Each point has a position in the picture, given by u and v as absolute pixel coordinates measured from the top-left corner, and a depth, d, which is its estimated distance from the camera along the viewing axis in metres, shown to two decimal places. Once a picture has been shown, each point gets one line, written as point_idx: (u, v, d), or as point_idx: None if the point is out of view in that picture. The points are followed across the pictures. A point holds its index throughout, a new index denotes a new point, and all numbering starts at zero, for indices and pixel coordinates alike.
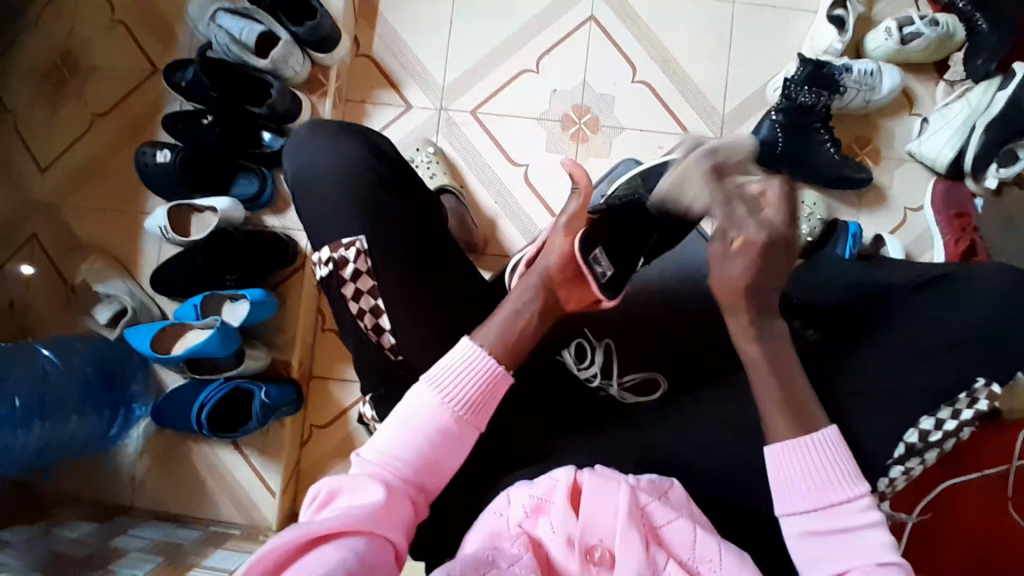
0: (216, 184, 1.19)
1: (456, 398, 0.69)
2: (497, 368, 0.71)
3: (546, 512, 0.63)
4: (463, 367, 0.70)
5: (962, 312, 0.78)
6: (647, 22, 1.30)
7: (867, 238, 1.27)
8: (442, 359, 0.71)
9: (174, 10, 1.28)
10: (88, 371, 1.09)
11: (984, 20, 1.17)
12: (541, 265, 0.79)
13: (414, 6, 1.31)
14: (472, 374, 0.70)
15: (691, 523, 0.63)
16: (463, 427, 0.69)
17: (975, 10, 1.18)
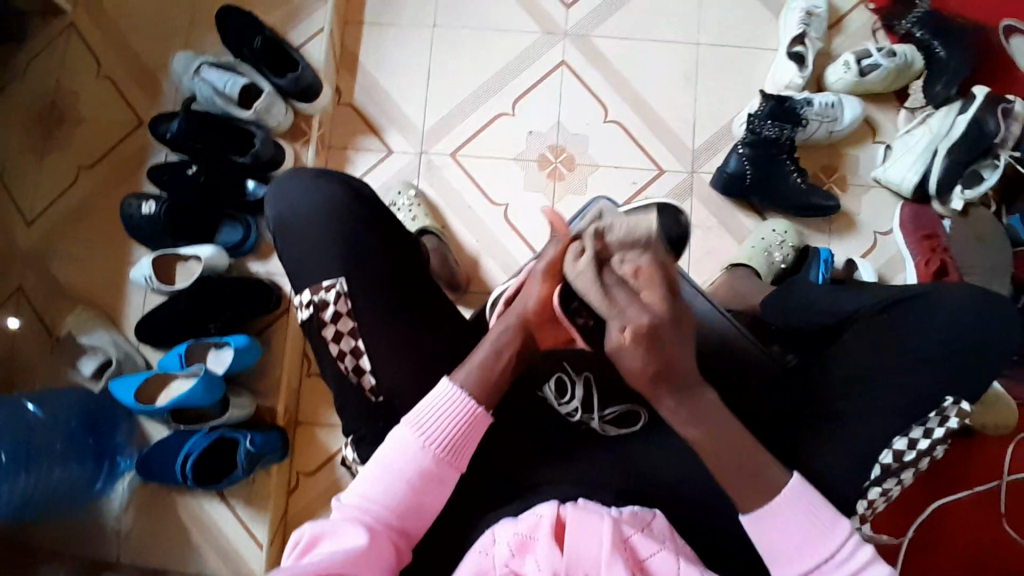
0: (200, 232, 1.21)
1: (435, 439, 0.71)
2: (475, 407, 0.72)
3: (531, 549, 0.63)
4: (441, 408, 0.72)
5: (934, 329, 0.78)
6: (616, 65, 1.35)
7: (839, 262, 1.30)
8: (422, 401, 0.72)
9: (159, 64, 1.32)
10: (72, 426, 1.09)
11: (941, 47, 1.28)
12: (519, 305, 0.77)
13: (392, 55, 1.36)
14: (450, 415, 0.72)
15: (674, 554, 0.63)
16: (443, 467, 0.71)
17: (932, 38, 1.29)
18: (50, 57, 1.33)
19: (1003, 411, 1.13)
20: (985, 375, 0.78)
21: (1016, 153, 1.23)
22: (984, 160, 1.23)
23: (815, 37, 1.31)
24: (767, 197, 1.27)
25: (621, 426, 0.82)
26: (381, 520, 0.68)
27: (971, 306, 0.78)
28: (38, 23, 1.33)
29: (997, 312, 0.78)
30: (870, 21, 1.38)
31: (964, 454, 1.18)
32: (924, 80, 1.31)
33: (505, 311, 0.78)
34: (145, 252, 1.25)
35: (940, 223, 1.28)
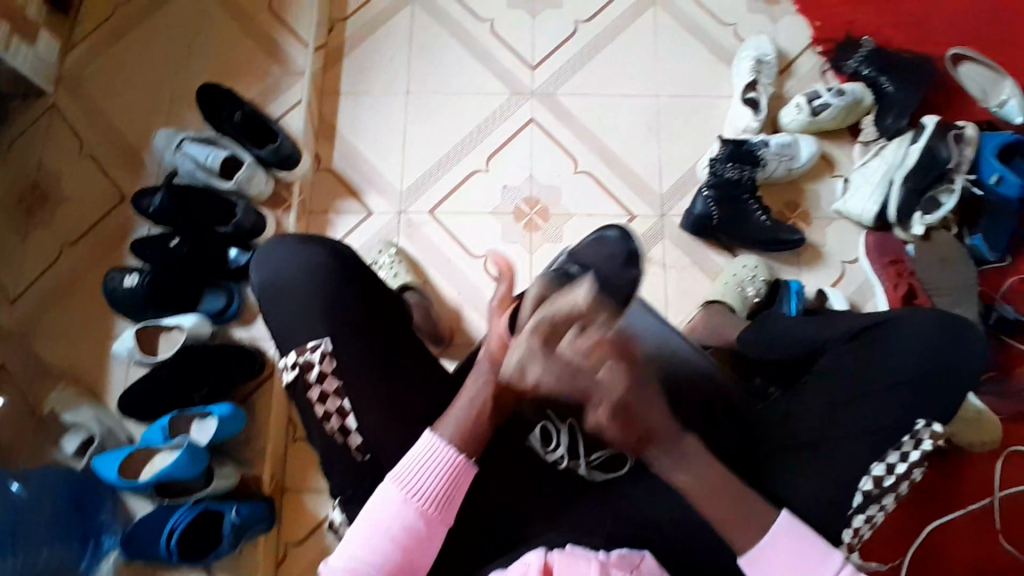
0: (183, 301, 1.22)
1: (420, 494, 0.71)
2: (458, 456, 0.73)
3: None
4: (424, 461, 0.73)
5: (900, 354, 0.81)
6: (582, 119, 1.43)
7: (811, 293, 1.34)
8: (405, 457, 0.73)
9: (141, 141, 1.36)
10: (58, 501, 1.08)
11: (889, 82, 1.37)
12: (485, 349, 0.80)
13: (368, 122, 1.42)
14: (433, 467, 0.72)
15: None
16: (430, 521, 0.71)
17: (880, 75, 1.38)
18: (34, 139, 1.37)
19: (989, 428, 1.16)
20: (958, 396, 0.79)
21: (972, 176, 1.30)
22: (941, 186, 1.29)
23: (766, 82, 1.40)
24: (735, 235, 1.32)
25: (606, 472, 0.83)
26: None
27: (934, 330, 0.81)
28: (23, 107, 1.38)
29: (962, 334, 0.80)
30: (818, 64, 1.45)
31: (954, 473, 1.19)
32: (873, 115, 1.38)
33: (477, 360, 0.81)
34: (128, 324, 1.25)
35: (903, 249, 1.32)
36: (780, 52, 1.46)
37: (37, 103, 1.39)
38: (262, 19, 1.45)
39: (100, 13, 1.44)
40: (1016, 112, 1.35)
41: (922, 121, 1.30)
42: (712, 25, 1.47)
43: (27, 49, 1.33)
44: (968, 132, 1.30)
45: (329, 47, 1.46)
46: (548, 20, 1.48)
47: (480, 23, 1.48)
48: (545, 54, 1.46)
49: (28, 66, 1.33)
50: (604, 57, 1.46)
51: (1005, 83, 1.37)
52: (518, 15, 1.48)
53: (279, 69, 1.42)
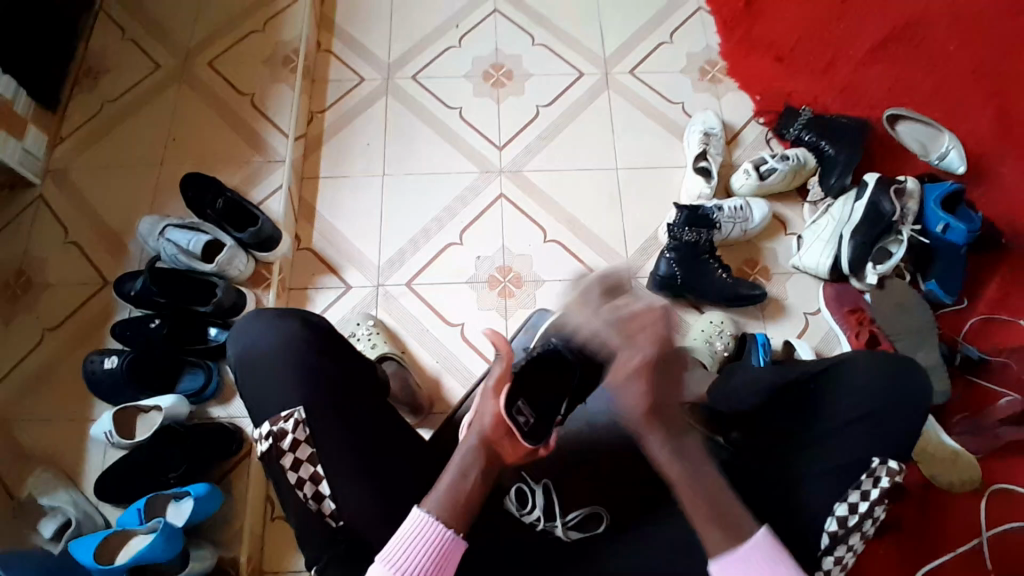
0: (163, 381, 1.24)
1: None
2: (449, 533, 0.71)
3: None
4: (414, 538, 0.71)
5: (848, 396, 0.86)
6: (547, 191, 1.52)
7: (777, 345, 1.38)
8: (394, 536, 0.71)
9: (126, 228, 1.42)
10: None
11: (829, 146, 1.49)
12: (476, 424, 0.78)
13: (346, 202, 1.50)
14: (421, 545, 0.70)
15: None
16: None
17: (819, 140, 1.50)
18: (18, 227, 1.41)
19: (966, 467, 1.18)
20: (916, 429, 0.82)
21: (918, 226, 1.37)
22: (888, 238, 1.37)
23: (715, 153, 1.51)
24: (700, 292, 1.38)
25: (583, 532, 0.85)
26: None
27: (876, 372, 0.86)
28: (8, 197, 1.44)
29: (905, 374, 0.85)
30: (762, 133, 1.59)
31: (937, 514, 1.19)
32: (817, 176, 1.49)
33: (468, 430, 0.79)
34: (105, 406, 1.25)
35: (861, 298, 1.40)
36: (726, 125, 1.60)
37: (23, 195, 1.44)
38: (244, 112, 1.55)
39: (88, 110, 1.53)
40: (957, 162, 1.47)
41: (866, 178, 1.40)
42: (661, 104, 1.61)
43: (15, 143, 1.39)
44: (909, 185, 1.37)
45: (308, 137, 1.57)
46: (512, 105, 1.61)
47: (449, 110, 1.60)
48: (511, 135, 1.58)
49: (15, 160, 1.39)
50: (565, 135, 1.58)
51: (944, 136, 1.49)
52: (484, 103, 1.61)
53: (261, 157, 1.50)
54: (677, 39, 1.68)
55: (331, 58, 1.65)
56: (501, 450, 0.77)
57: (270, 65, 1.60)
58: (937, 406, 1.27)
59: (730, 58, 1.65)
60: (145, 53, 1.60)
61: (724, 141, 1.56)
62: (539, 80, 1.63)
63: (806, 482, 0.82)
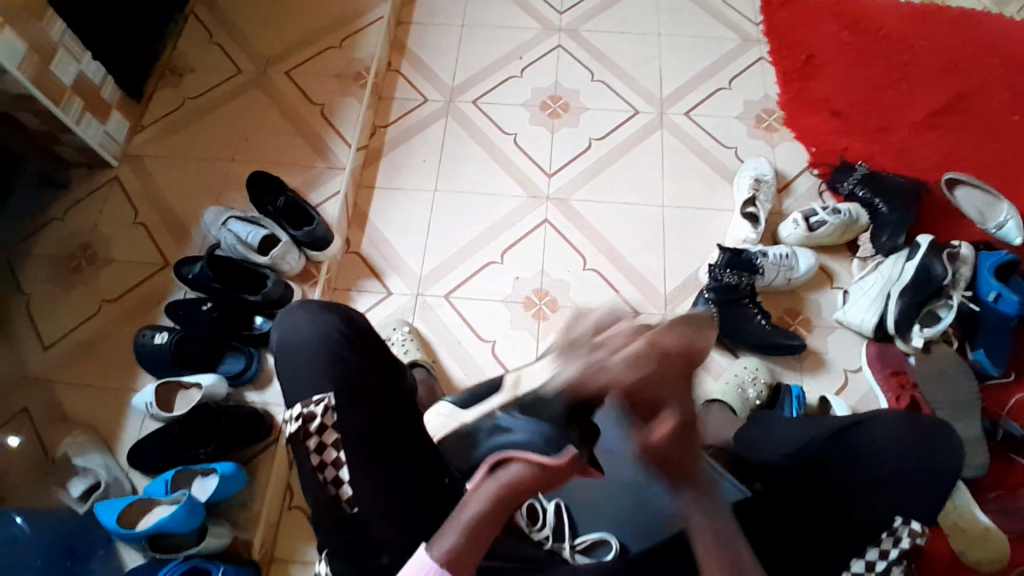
0: (206, 363, 1.29)
1: None
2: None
3: None
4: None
5: (870, 453, 0.84)
6: (591, 220, 1.55)
7: (812, 399, 1.35)
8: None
9: (191, 215, 1.51)
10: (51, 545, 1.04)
11: (883, 203, 1.47)
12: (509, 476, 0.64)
13: (396, 214, 1.56)
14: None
15: None
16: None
17: (873, 196, 1.48)
18: (93, 203, 1.53)
19: (998, 548, 1.11)
20: (930, 497, 0.83)
21: (969, 293, 1.32)
22: (937, 301, 1.33)
23: (764, 200, 1.51)
24: (735, 336, 1.36)
25: (589, 554, 0.91)
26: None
27: (909, 428, 0.85)
28: (86, 174, 1.56)
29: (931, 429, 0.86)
30: (815, 185, 1.58)
31: None
32: (869, 233, 1.47)
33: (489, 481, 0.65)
34: (149, 379, 1.31)
35: (905, 360, 1.34)
36: (777, 173, 1.59)
37: (102, 174, 1.56)
38: (313, 120, 1.64)
39: (169, 105, 1.66)
40: (1015, 232, 1.43)
41: (917, 241, 1.36)
42: (714, 147, 1.63)
43: (98, 125, 1.51)
44: (962, 250, 1.33)
45: (369, 149, 1.65)
46: (565, 135, 1.65)
47: (504, 134, 1.66)
48: (561, 164, 1.62)
49: (96, 141, 1.51)
50: (615, 168, 1.61)
51: (1002, 205, 1.44)
52: (539, 131, 1.66)
53: (323, 163, 1.58)
54: (734, 86, 1.71)
55: (398, 77, 1.75)
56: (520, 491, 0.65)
57: (341, 78, 1.70)
58: (973, 482, 1.22)
59: (787, 108, 1.66)
60: (231, 58, 1.72)
61: (775, 188, 1.56)
62: (594, 114, 1.68)
63: (823, 529, 0.81)
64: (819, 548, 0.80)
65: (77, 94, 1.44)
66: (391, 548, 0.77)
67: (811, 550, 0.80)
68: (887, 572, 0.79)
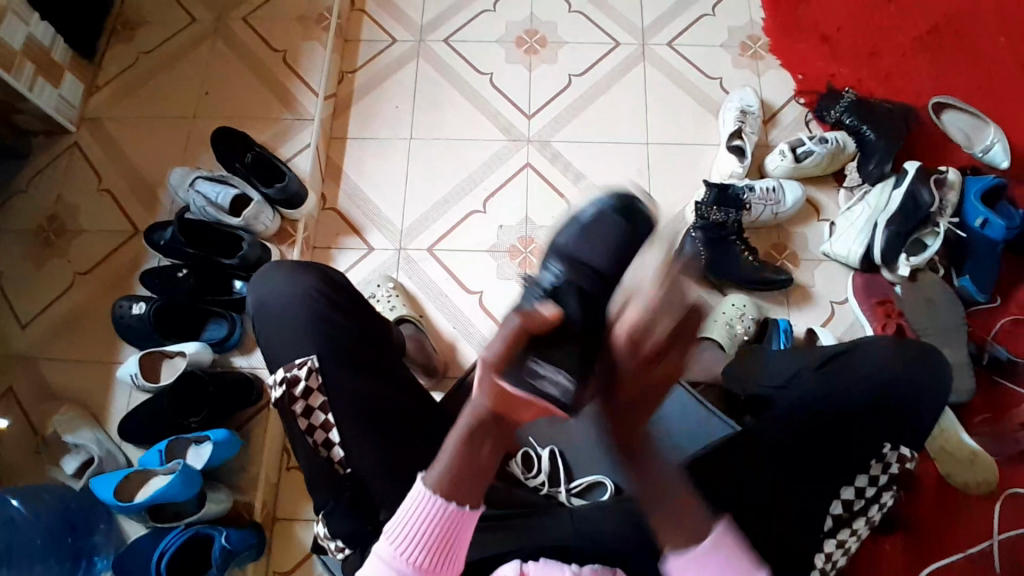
0: (189, 330, 1.26)
1: (411, 540, 0.64)
2: (450, 507, 0.63)
3: None
4: (414, 510, 0.64)
5: (856, 379, 0.85)
6: (575, 163, 1.50)
7: (800, 332, 1.36)
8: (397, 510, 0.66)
9: (158, 179, 1.44)
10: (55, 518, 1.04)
11: (870, 130, 1.42)
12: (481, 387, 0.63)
13: (372, 166, 1.50)
14: (426, 515, 0.64)
15: None
16: (424, 566, 0.64)
17: (861, 124, 1.44)
18: (53, 172, 1.45)
19: (978, 467, 1.15)
20: (914, 421, 0.84)
21: (956, 219, 1.32)
22: (925, 229, 1.32)
23: (751, 131, 1.46)
24: (722, 274, 1.35)
25: (586, 498, 0.91)
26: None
27: (896, 355, 0.86)
28: (45, 143, 1.47)
29: (918, 356, 0.86)
30: (803, 115, 1.53)
31: (950, 513, 1.16)
32: (856, 161, 1.44)
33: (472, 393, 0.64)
34: (132, 350, 1.29)
35: (890, 289, 1.34)
36: (765, 103, 1.54)
37: (59, 141, 1.47)
38: (275, 69, 1.55)
39: (123, 60, 1.55)
40: (1000, 156, 1.41)
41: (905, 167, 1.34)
42: (699, 79, 1.56)
43: (51, 91, 1.41)
44: (949, 176, 1.32)
45: (338, 97, 1.56)
46: (544, 73, 1.58)
47: (480, 75, 1.58)
48: (541, 104, 1.55)
49: (52, 106, 1.42)
50: (597, 107, 1.54)
51: (990, 128, 1.43)
52: (517, 70, 1.58)
53: (291, 115, 1.51)
54: (719, 12, 1.62)
55: (364, 18, 1.64)
56: (514, 414, 0.64)
57: (303, 22, 1.59)
58: (957, 405, 1.25)
59: (774, 33, 1.59)
60: (182, 6, 1.60)
61: (762, 120, 1.51)
62: (574, 48, 1.60)
63: (818, 468, 0.81)
64: (812, 484, 0.80)
65: (27, 58, 1.34)
66: (389, 505, 0.77)
67: (805, 484, 0.80)
68: (876, 494, 0.83)
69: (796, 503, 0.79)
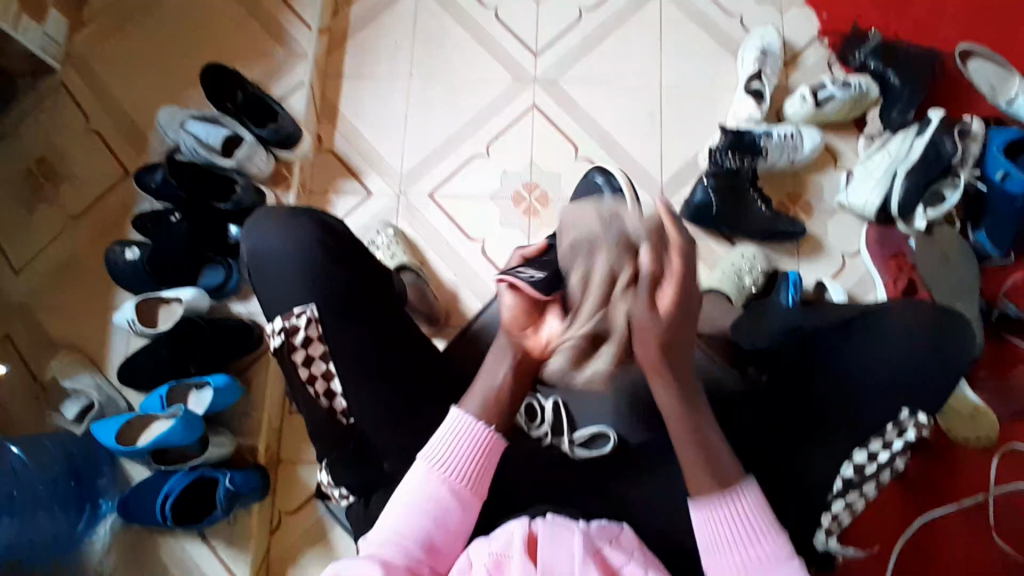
0: (183, 276, 1.22)
1: (454, 464, 0.73)
2: (490, 429, 0.75)
3: (506, 568, 0.64)
4: (456, 434, 0.75)
5: (875, 344, 0.83)
6: (583, 106, 1.43)
7: (809, 285, 1.32)
8: (436, 435, 0.75)
9: (148, 118, 1.38)
10: (57, 469, 1.05)
11: (895, 75, 1.36)
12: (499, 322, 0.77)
13: (370, 106, 1.43)
14: (467, 442, 0.74)
15: (642, 565, 0.67)
16: (462, 493, 0.73)
17: (886, 68, 1.37)
18: (40, 112, 1.38)
19: (984, 425, 1.15)
20: (939, 381, 0.80)
21: (977, 172, 1.26)
22: (944, 180, 1.27)
23: (771, 73, 1.39)
24: (735, 224, 1.30)
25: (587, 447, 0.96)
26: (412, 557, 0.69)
27: (914, 311, 0.83)
28: (31, 84, 1.39)
29: (937, 314, 0.83)
30: (826, 56, 1.44)
31: (951, 467, 1.17)
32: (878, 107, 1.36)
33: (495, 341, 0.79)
34: (128, 296, 1.26)
35: (905, 244, 1.30)
36: (785, 43, 1.45)
37: (45, 80, 1.40)
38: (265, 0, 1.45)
39: None
40: None
41: (928, 116, 1.28)
42: (717, 15, 1.46)
43: (37, 30, 1.34)
44: (973, 127, 1.28)
45: (333, 31, 1.47)
46: (552, 6, 1.48)
47: (484, 8, 1.48)
48: (549, 41, 1.46)
49: (38, 46, 1.35)
50: (607, 45, 1.45)
51: (1016, 79, 1.33)
52: (523, 2, 1.48)
53: (284, 51, 1.43)
54: None
55: None
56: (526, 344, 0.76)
57: None
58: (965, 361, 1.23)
59: None
60: None
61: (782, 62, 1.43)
62: None
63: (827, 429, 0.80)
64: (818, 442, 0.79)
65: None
66: (393, 456, 0.77)
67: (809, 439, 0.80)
68: (889, 460, 0.78)
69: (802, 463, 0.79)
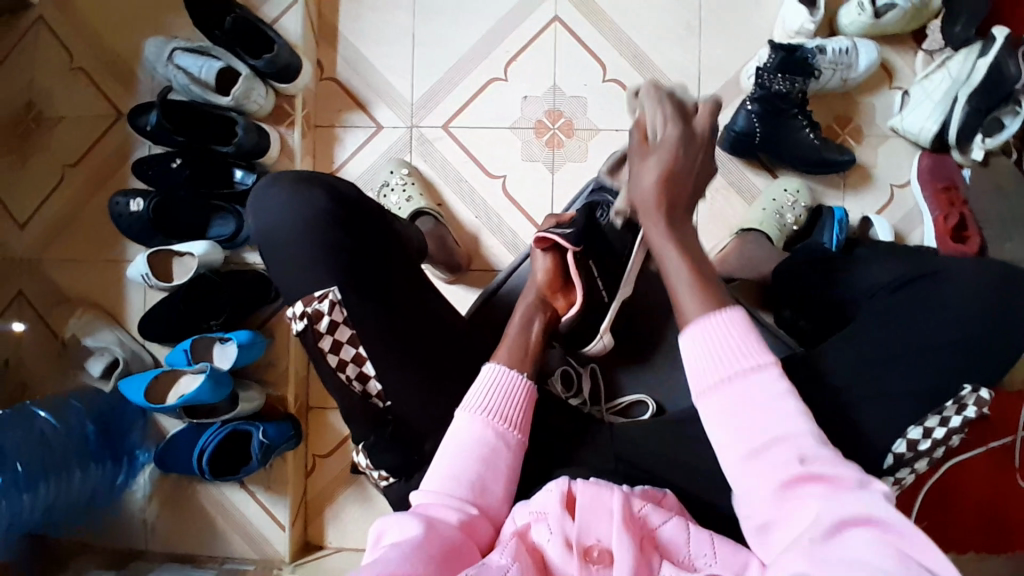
0: (192, 228, 1.17)
1: (497, 411, 0.70)
2: (522, 380, 0.73)
3: (544, 519, 0.61)
4: (494, 382, 0.72)
5: (942, 306, 0.75)
6: (613, 18, 1.26)
7: (853, 220, 1.23)
8: (476, 381, 0.73)
9: (133, 50, 1.25)
10: (88, 427, 1.10)
11: None
12: (532, 282, 0.85)
13: (373, 25, 1.28)
14: (505, 389, 0.72)
15: (684, 521, 0.61)
16: (510, 442, 0.70)
17: None
18: (18, 49, 1.26)
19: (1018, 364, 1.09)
20: (1005, 347, 0.73)
21: None
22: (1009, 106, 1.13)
23: None
24: (778, 154, 1.19)
25: (622, 417, 0.92)
26: (464, 502, 0.65)
27: (986, 274, 0.75)
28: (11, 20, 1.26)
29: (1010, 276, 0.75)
30: None
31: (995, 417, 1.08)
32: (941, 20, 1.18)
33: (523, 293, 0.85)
34: (138, 249, 1.22)
35: (958, 173, 1.18)
36: None
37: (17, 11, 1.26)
38: None
39: None
40: None
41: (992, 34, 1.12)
42: None
43: None
44: None
45: None
46: None
47: None
48: None
49: None
50: None
51: None
52: None
53: None
54: None
55: None
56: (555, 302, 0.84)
57: None
58: None
59: None
60: None
61: None
62: None
63: (904, 404, 0.71)
64: (888, 423, 0.71)
65: None
66: (433, 436, 0.76)
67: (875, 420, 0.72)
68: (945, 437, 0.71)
69: (867, 446, 0.71)
